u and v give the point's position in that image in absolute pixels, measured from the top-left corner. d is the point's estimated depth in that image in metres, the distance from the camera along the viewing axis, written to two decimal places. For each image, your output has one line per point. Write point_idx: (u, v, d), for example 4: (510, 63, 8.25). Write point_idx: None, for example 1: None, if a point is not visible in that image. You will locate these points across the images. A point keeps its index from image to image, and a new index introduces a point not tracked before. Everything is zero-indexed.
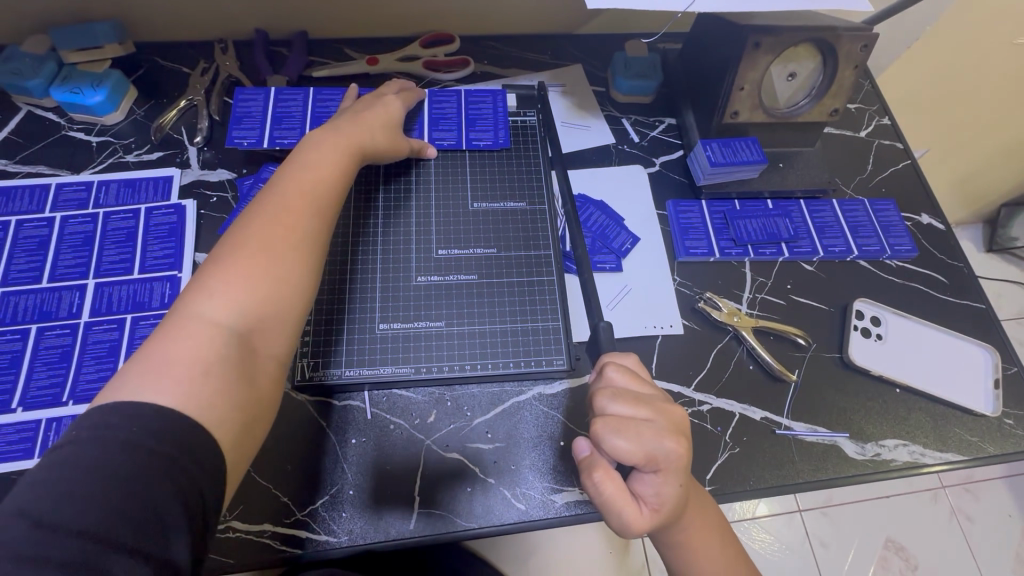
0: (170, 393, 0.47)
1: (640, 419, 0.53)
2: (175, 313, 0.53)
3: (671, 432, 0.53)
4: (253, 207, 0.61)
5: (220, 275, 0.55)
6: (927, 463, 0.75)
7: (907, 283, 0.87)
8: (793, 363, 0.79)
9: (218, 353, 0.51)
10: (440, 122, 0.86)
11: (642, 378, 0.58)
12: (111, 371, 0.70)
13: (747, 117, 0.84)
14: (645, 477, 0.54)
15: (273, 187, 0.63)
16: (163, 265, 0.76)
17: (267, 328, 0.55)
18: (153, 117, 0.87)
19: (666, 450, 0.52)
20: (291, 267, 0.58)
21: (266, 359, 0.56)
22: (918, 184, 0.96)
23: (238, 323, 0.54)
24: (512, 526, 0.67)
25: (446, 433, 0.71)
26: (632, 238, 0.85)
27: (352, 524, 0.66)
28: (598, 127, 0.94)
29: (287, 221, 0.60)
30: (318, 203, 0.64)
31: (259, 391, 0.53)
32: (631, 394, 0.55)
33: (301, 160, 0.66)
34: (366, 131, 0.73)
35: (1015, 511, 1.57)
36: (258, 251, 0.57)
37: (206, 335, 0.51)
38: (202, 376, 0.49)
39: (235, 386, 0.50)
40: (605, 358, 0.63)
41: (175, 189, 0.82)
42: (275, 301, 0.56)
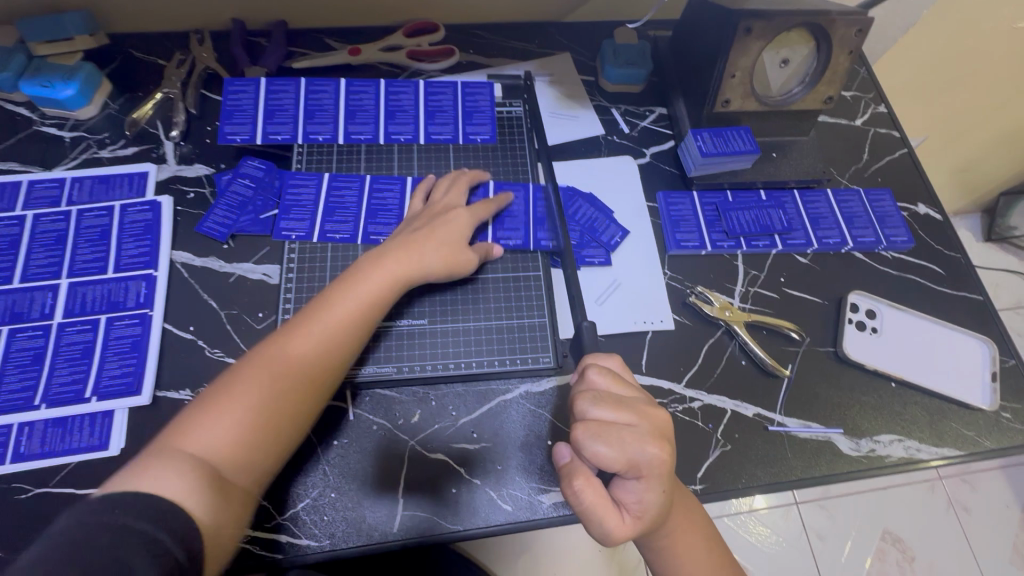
0: (165, 486, 0.50)
1: (622, 424, 0.52)
2: (177, 433, 0.56)
3: (654, 437, 0.52)
4: (264, 360, 0.60)
5: (214, 410, 0.57)
6: (923, 458, 0.73)
7: (903, 275, 0.85)
8: (786, 358, 0.77)
9: (205, 476, 0.53)
10: (506, 220, 0.79)
11: (624, 381, 0.57)
12: (85, 374, 0.68)
13: (739, 105, 0.82)
14: (627, 484, 0.52)
15: (298, 332, 0.62)
16: (139, 263, 0.74)
17: (254, 469, 0.57)
18: (128, 111, 0.85)
19: (649, 456, 0.51)
20: (277, 425, 0.59)
21: (249, 480, 0.57)
22: (915, 173, 0.94)
23: (225, 456, 0.55)
24: (498, 527, 0.66)
25: (430, 434, 0.70)
26: (622, 232, 0.83)
27: (334, 527, 0.64)
28: (587, 118, 0.92)
29: (282, 385, 0.60)
30: (316, 377, 0.62)
31: (238, 505, 0.55)
32: (612, 398, 0.54)
33: (323, 319, 0.63)
34: (418, 237, 0.69)
35: (1013, 502, 1.56)
36: (262, 418, 0.58)
37: (197, 460, 0.54)
38: (195, 482, 0.52)
39: (219, 501, 0.52)
40: (588, 359, 0.61)
41: (151, 185, 0.80)
42: (262, 470, 0.58)
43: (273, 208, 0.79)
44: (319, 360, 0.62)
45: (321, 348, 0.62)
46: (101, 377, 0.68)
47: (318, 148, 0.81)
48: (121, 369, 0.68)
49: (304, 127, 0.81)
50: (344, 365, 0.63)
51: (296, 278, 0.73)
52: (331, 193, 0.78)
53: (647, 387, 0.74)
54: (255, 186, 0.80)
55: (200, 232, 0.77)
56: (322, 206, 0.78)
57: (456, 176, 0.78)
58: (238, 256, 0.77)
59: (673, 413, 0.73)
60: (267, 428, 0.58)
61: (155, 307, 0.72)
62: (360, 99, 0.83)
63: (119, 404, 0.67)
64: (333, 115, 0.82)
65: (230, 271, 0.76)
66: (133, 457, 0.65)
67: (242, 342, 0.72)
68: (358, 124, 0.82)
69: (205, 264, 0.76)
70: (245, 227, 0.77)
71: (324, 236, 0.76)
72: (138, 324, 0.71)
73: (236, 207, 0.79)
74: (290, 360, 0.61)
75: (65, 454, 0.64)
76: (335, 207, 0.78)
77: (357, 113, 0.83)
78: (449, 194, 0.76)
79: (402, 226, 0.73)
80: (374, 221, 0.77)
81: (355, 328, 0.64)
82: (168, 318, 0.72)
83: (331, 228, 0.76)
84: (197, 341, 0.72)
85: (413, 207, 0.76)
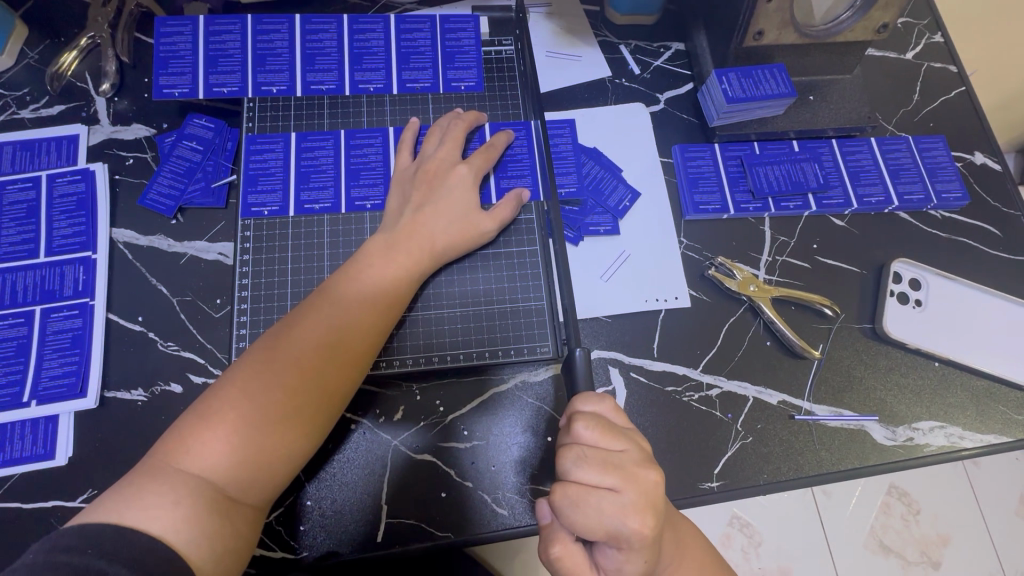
0: (159, 518, 0.43)
1: (604, 490, 0.44)
2: (164, 448, 0.48)
3: (638, 510, 0.44)
4: (272, 358, 0.52)
5: (210, 421, 0.48)
6: (965, 447, 0.66)
7: (953, 238, 0.74)
8: (817, 337, 0.68)
9: (199, 501, 0.45)
10: (508, 166, 0.68)
11: (615, 432, 0.48)
12: (22, 374, 0.60)
13: (773, 37, 0.68)
14: (609, 554, 0.46)
15: (305, 324, 0.54)
16: (74, 245, 0.65)
17: (264, 483, 0.49)
18: (49, 62, 0.72)
19: (630, 531, 0.44)
20: (288, 435, 0.50)
21: (260, 496, 0.50)
22: (972, 116, 0.81)
23: (226, 476, 0.47)
24: (494, 533, 0.60)
25: (416, 432, 0.62)
26: (632, 194, 0.72)
27: (313, 536, 0.58)
28: (591, 57, 0.78)
29: (295, 383, 0.51)
30: (334, 374, 0.53)
31: (246, 532, 0.48)
32: (599, 457, 0.46)
33: (336, 308, 0.56)
34: (425, 215, 0.61)
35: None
36: (270, 421, 0.50)
37: (192, 482, 0.46)
38: (195, 511, 0.45)
39: (222, 532, 0.46)
40: (575, 404, 0.50)
41: (82, 151, 0.68)
42: (272, 481, 0.50)
43: (227, 174, 0.68)
44: (329, 353, 0.53)
45: (331, 340, 0.54)
46: (40, 377, 0.60)
47: (275, 100, 0.69)
48: (63, 368, 0.60)
49: (254, 76, 0.68)
50: (357, 358, 0.55)
51: (253, 259, 0.63)
52: (299, 155, 0.67)
53: (659, 373, 0.66)
54: (203, 149, 0.69)
55: (143, 205, 0.67)
56: (293, 171, 0.67)
57: (451, 121, 0.67)
58: (189, 233, 0.66)
59: (688, 403, 0.65)
60: (276, 433, 0.50)
61: (97, 296, 0.63)
62: (319, 40, 0.70)
63: (62, 408, 0.59)
64: (289, 61, 0.69)
65: (180, 251, 0.66)
66: (82, 466, 0.58)
67: (198, 333, 0.63)
68: (319, 71, 0.69)
69: (151, 243, 0.66)
70: (194, 198, 0.67)
71: (302, 207, 0.65)
72: (79, 315, 0.62)
73: (183, 175, 0.68)
74: (297, 355, 0.52)
75: (7, 464, 0.57)
76: (308, 172, 0.67)
77: (317, 57, 0.70)
78: (444, 147, 0.65)
79: (399, 195, 0.64)
80: (356, 183, 0.67)
81: (363, 315, 0.56)
82: (112, 307, 0.63)
83: (310, 198, 0.66)
84: (147, 333, 0.63)
85: (402, 162, 0.66)
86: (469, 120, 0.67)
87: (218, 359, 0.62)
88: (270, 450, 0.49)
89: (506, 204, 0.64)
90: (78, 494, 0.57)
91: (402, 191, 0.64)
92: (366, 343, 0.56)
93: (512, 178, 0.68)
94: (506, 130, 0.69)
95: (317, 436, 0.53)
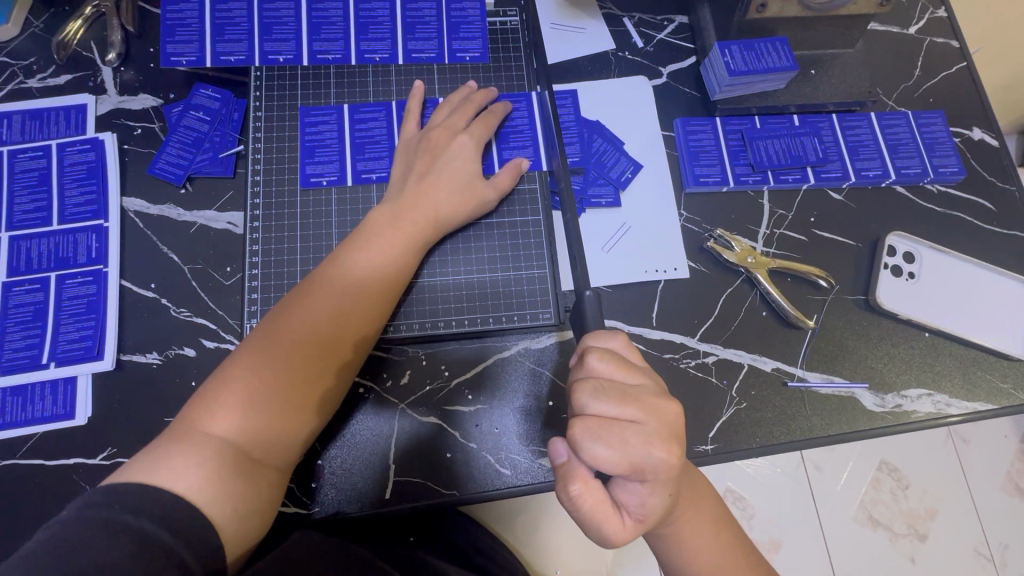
0: (185, 479, 0.46)
1: (625, 421, 0.46)
2: (187, 414, 0.50)
3: (661, 439, 0.46)
4: (286, 329, 0.54)
5: (230, 389, 0.51)
6: (951, 414, 0.68)
7: (949, 213, 0.76)
8: (812, 308, 0.70)
9: (221, 464, 0.48)
10: (510, 137, 0.69)
11: (630, 366, 0.50)
12: (40, 338, 0.62)
13: (777, 10, 0.69)
14: (629, 484, 0.48)
15: (316, 295, 0.56)
16: (86, 213, 0.66)
17: (283, 447, 0.52)
18: (54, 30, 0.72)
19: (654, 461, 0.46)
20: (309, 401, 0.53)
21: (280, 459, 0.52)
22: (972, 92, 0.81)
23: (249, 441, 0.50)
24: (498, 492, 0.62)
25: (422, 396, 0.64)
26: (633, 166, 0.73)
27: (325, 493, 0.61)
28: (595, 30, 0.78)
29: (311, 352, 0.53)
30: (348, 342, 0.56)
31: (268, 493, 0.51)
32: (616, 390, 0.47)
33: (346, 279, 0.57)
34: (423, 185, 0.62)
35: (1010, 430, 1.30)
36: (290, 389, 0.52)
37: (215, 447, 0.48)
38: (218, 474, 0.47)
39: (243, 494, 0.48)
40: (588, 339, 0.52)
41: (91, 120, 0.69)
42: (291, 445, 0.52)
43: (234, 144, 0.69)
44: (341, 322, 0.55)
45: (343, 311, 0.56)
46: (57, 341, 0.62)
47: (283, 70, 0.69)
48: (79, 333, 0.62)
49: (261, 45, 0.69)
50: (368, 327, 0.57)
51: (262, 227, 0.64)
52: (305, 129, 0.68)
53: (658, 341, 0.68)
54: (210, 119, 0.69)
55: (152, 174, 0.68)
56: (297, 145, 0.67)
57: (462, 99, 0.68)
58: (197, 202, 0.68)
59: (685, 369, 0.67)
60: (296, 398, 0.52)
61: (110, 263, 0.65)
62: (325, 9, 0.70)
63: (80, 370, 0.61)
64: (295, 30, 0.70)
65: (190, 219, 0.67)
66: (102, 426, 0.60)
67: (210, 299, 0.65)
68: (324, 40, 0.70)
69: (161, 212, 0.67)
70: (203, 167, 0.68)
71: (308, 180, 0.66)
72: (93, 282, 0.64)
73: (191, 145, 0.69)
74: (310, 325, 0.54)
75: (29, 424, 0.60)
76: (313, 146, 0.67)
77: (322, 27, 0.70)
78: (450, 118, 0.66)
79: (404, 162, 0.65)
80: (362, 156, 0.68)
81: (371, 286, 0.58)
82: (126, 274, 0.65)
83: (317, 171, 0.66)
84: (160, 300, 0.65)
85: (407, 131, 0.67)
86: (479, 95, 0.68)
87: (229, 325, 0.64)
88: (289, 415, 0.52)
89: (505, 173, 0.65)
90: (98, 452, 0.59)
91: (408, 159, 0.65)
92: (375, 312, 0.57)
93: (514, 149, 0.69)
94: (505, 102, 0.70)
95: (336, 401, 0.56)
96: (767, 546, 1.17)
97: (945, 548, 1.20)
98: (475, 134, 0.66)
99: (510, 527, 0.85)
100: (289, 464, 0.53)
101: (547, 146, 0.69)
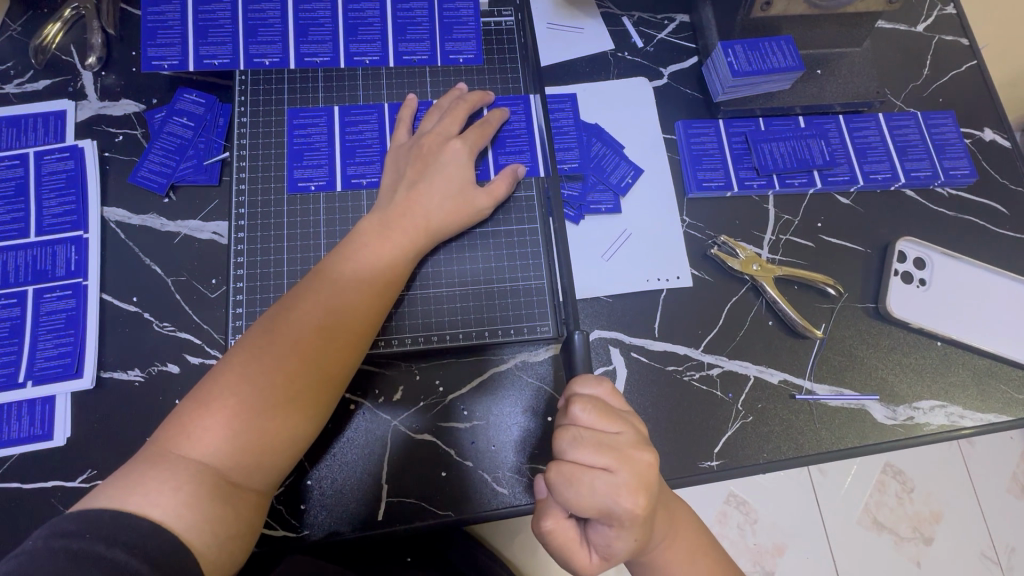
0: (161, 504, 0.44)
1: (598, 470, 0.44)
2: (165, 435, 0.48)
3: (631, 492, 0.44)
4: (269, 343, 0.51)
5: (210, 408, 0.48)
6: (965, 426, 0.66)
7: (960, 217, 0.73)
8: (819, 317, 0.68)
9: (200, 488, 0.45)
10: (506, 141, 0.67)
11: (613, 415, 0.47)
12: (16, 355, 0.59)
13: (782, 8, 0.67)
14: (600, 529, 0.46)
15: (301, 308, 0.53)
16: (65, 224, 0.63)
17: (267, 468, 0.49)
18: (33, 33, 0.69)
19: (621, 512, 0.44)
20: (293, 418, 0.50)
21: (264, 481, 0.49)
22: (983, 92, 0.79)
23: (229, 463, 0.47)
24: (494, 512, 0.60)
25: (415, 413, 0.62)
26: (634, 170, 0.70)
27: (313, 515, 0.58)
28: (593, 30, 0.76)
29: (295, 367, 0.51)
30: (334, 355, 0.53)
31: (251, 516, 0.48)
32: (595, 439, 0.45)
33: (331, 290, 0.54)
34: (415, 193, 0.60)
35: (1019, 434, 1.27)
36: (273, 405, 0.49)
37: (193, 471, 0.46)
38: (196, 498, 0.45)
39: (224, 519, 0.46)
40: (574, 386, 0.50)
41: (70, 127, 0.67)
42: (276, 465, 0.50)
43: (219, 151, 0.66)
44: (327, 335, 0.53)
45: (328, 322, 0.53)
46: (34, 359, 0.59)
47: (269, 74, 0.66)
48: (57, 349, 0.60)
49: (246, 48, 0.66)
50: (357, 339, 0.54)
51: (247, 238, 0.62)
52: (292, 133, 0.65)
53: (660, 353, 0.65)
54: (194, 125, 0.67)
55: (134, 183, 0.65)
56: (286, 149, 0.65)
57: (453, 101, 0.65)
58: (181, 212, 0.65)
59: (689, 382, 0.65)
60: (280, 415, 0.50)
61: (90, 276, 0.62)
62: (312, 10, 0.68)
63: (58, 389, 0.59)
64: (282, 32, 0.67)
65: (173, 230, 0.64)
66: (82, 447, 0.58)
67: (194, 313, 0.62)
68: (312, 42, 0.67)
69: (143, 222, 0.65)
70: (187, 175, 0.65)
71: (296, 184, 0.63)
72: (72, 296, 0.62)
73: (174, 152, 0.66)
74: (294, 339, 0.52)
75: (5, 445, 0.57)
76: (302, 149, 0.65)
77: (310, 28, 0.67)
78: (443, 122, 0.63)
79: (394, 169, 0.62)
80: (352, 160, 0.65)
81: (359, 297, 0.55)
82: (106, 288, 0.63)
83: (305, 176, 0.64)
84: (143, 314, 0.62)
85: (399, 138, 0.64)
86: (474, 98, 0.65)
87: (215, 340, 0.62)
88: (273, 433, 0.49)
89: (502, 179, 0.63)
90: (77, 474, 0.57)
91: (398, 165, 0.62)
92: (365, 324, 0.55)
93: (509, 154, 0.66)
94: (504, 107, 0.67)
95: (323, 418, 0.53)
96: (771, 551, 1.15)
97: (952, 553, 1.18)
98: (469, 140, 0.63)
99: (510, 545, 0.82)
100: (275, 486, 0.51)
101: (541, 150, 0.67)
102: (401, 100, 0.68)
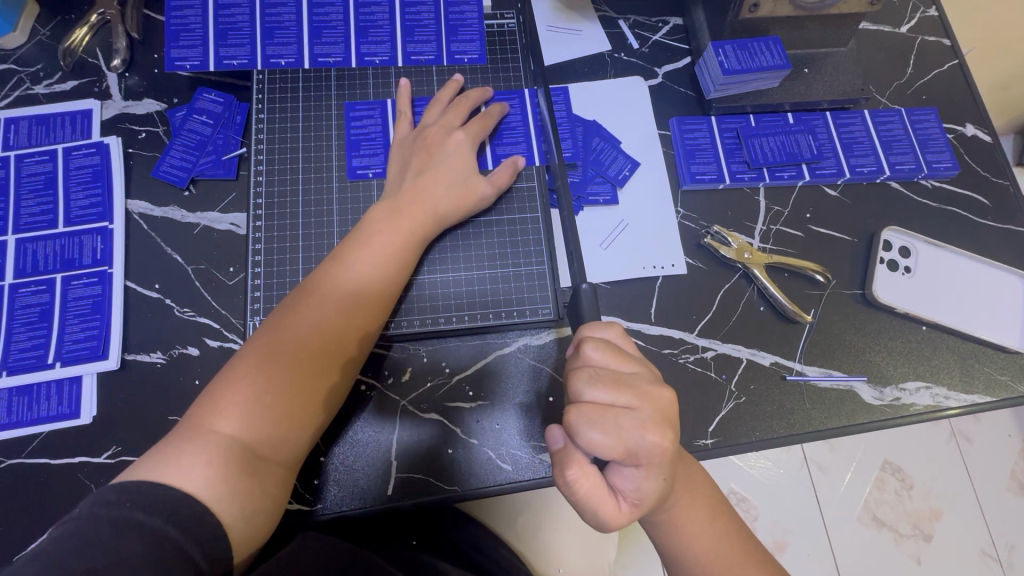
0: (193, 477, 0.46)
1: (620, 408, 0.47)
2: (195, 412, 0.51)
3: (655, 424, 0.47)
4: (292, 326, 0.55)
5: (237, 388, 0.51)
6: (949, 406, 0.69)
7: (943, 208, 0.76)
8: (809, 302, 0.71)
9: (230, 462, 0.48)
10: (505, 134, 0.70)
11: (625, 355, 0.51)
12: (46, 339, 0.63)
13: (770, 10, 0.70)
14: (625, 471, 0.48)
15: (318, 296, 0.56)
16: (92, 216, 0.67)
17: (289, 444, 0.52)
18: (60, 38, 0.73)
19: (648, 444, 0.46)
20: (316, 396, 0.54)
21: (286, 458, 0.52)
22: (965, 90, 0.82)
23: (257, 438, 0.50)
24: (499, 487, 0.63)
25: (422, 393, 0.65)
26: (631, 164, 0.74)
27: (326, 491, 0.61)
28: (590, 32, 0.80)
29: (318, 349, 0.54)
30: (351, 337, 0.56)
31: (275, 490, 0.51)
32: (612, 377, 0.48)
33: (345, 275, 0.58)
34: (424, 182, 0.63)
35: (1015, 430, 1.29)
36: (296, 385, 0.53)
37: (221, 446, 0.48)
38: (226, 472, 0.47)
39: (251, 492, 0.48)
40: (583, 331, 0.53)
41: (96, 125, 0.70)
42: (297, 442, 0.53)
43: (236, 147, 0.70)
44: (344, 318, 0.56)
45: (344, 308, 0.56)
46: (63, 342, 0.63)
47: (282, 74, 0.70)
48: (84, 333, 0.63)
49: (263, 49, 0.70)
50: (371, 322, 0.58)
51: (264, 227, 0.65)
52: (350, 123, 0.69)
53: (656, 337, 0.68)
54: (213, 123, 0.71)
55: (156, 177, 0.69)
56: (343, 138, 0.69)
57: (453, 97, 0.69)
58: (201, 204, 0.69)
59: (684, 364, 0.68)
60: (303, 394, 0.53)
61: (115, 264, 0.66)
62: (326, 14, 0.72)
63: (85, 370, 0.62)
64: (296, 34, 0.71)
65: (194, 221, 0.68)
66: (107, 425, 0.61)
67: (214, 299, 0.66)
68: (325, 44, 0.71)
69: (166, 214, 0.68)
70: (206, 170, 0.69)
71: (354, 172, 0.68)
72: (98, 283, 0.65)
73: (194, 147, 0.70)
74: (314, 322, 0.55)
75: (35, 423, 0.60)
76: (358, 139, 0.69)
77: (323, 30, 0.71)
78: (445, 116, 0.67)
79: (399, 160, 0.66)
80: (357, 154, 0.69)
81: (372, 283, 0.58)
82: (131, 275, 0.66)
83: (362, 164, 0.68)
84: (164, 300, 0.65)
85: (402, 130, 0.68)
86: (473, 96, 0.69)
87: (233, 324, 0.65)
88: (296, 411, 0.53)
89: (503, 169, 0.66)
90: (102, 451, 0.60)
91: (402, 158, 0.66)
92: (378, 310, 0.58)
93: (507, 145, 0.70)
94: (501, 102, 0.71)
95: (341, 397, 0.57)
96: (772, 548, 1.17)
97: (951, 548, 1.20)
98: (471, 133, 0.67)
99: None
100: (295, 462, 0.54)
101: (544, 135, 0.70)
102: (429, 96, 0.72)
